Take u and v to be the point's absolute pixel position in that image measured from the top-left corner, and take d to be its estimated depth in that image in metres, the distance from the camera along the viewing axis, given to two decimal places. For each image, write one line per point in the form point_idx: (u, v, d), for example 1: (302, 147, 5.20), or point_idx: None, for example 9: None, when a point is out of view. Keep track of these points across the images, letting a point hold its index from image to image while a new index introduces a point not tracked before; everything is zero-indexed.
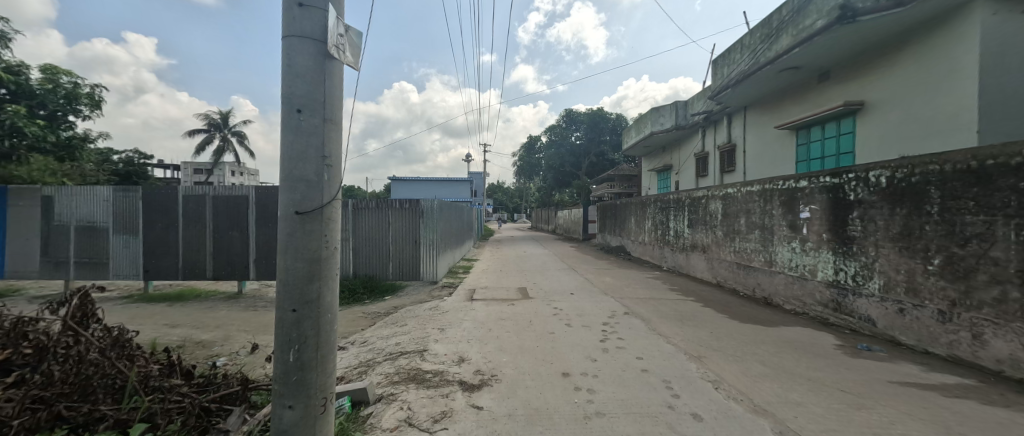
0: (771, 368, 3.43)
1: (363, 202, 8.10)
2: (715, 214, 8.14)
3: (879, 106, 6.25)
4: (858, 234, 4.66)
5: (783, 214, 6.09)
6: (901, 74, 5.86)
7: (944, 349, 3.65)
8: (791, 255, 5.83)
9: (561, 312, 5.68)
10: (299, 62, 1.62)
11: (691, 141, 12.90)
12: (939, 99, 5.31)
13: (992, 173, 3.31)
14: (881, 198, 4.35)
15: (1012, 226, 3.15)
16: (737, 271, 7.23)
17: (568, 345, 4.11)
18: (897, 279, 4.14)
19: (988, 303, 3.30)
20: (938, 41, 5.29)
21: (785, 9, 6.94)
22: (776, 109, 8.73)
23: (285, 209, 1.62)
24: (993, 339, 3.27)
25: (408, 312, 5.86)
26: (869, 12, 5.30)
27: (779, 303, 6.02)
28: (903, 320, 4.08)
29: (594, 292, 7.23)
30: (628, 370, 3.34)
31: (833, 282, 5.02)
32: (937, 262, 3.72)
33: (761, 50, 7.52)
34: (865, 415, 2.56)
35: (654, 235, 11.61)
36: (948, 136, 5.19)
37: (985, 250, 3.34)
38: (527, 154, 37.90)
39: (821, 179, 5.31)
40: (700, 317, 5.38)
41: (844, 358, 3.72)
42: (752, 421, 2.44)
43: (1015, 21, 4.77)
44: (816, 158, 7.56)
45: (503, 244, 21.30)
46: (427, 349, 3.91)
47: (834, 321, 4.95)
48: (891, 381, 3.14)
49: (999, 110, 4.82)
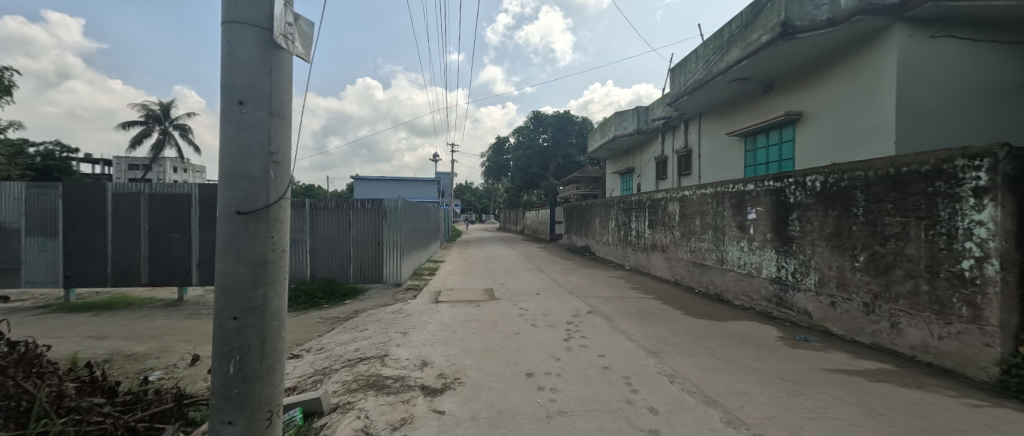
0: (722, 361, 3.64)
1: (322, 201, 7.73)
2: (673, 215, 8.53)
3: (815, 117, 6.82)
4: (798, 233, 5.05)
5: (733, 215, 6.48)
6: (833, 87, 6.42)
7: (868, 338, 4.04)
8: (740, 254, 6.22)
9: (527, 312, 5.71)
10: (241, 50, 1.51)
11: (652, 146, 13.46)
12: (864, 112, 5.87)
13: (907, 179, 3.70)
14: (816, 201, 4.75)
15: (923, 227, 3.53)
16: (693, 269, 7.61)
17: (532, 345, 4.13)
18: (830, 275, 4.53)
19: (903, 295, 3.69)
20: (864, 59, 5.85)
21: (734, 23, 7.42)
22: (727, 116, 9.29)
23: (225, 209, 1.50)
24: (908, 328, 3.65)
25: (369, 316, 5.65)
26: (807, 30, 5.80)
27: (730, 300, 6.40)
28: (835, 312, 4.46)
29: (559, 292, 7.34)
30: (590, 367, 3.41)
31: (776, 279, 5.41)
32: (863, 259, 4.11)
33: (714, 61, 7.98)
34: (802, 401, 2.77)
35: (617, 235, 11.98)
36: (871, 146, 5.76)
37: (900, 247, 3.73)
38: (495, 155, 38.02)
39: (765, 183, 5.71)
40: (658, 314, 5.60)
41: (786, 349, 4.02)
42: (704, 412, 2.56)
43: (927, 44, 5.36)
44: (762, 163, 8.13)
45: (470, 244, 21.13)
46: (389, 354, 3.78)
47: (777, 315, 5.34)
48: (825, 369, 3.43)
49: (915, 123, 5.39)
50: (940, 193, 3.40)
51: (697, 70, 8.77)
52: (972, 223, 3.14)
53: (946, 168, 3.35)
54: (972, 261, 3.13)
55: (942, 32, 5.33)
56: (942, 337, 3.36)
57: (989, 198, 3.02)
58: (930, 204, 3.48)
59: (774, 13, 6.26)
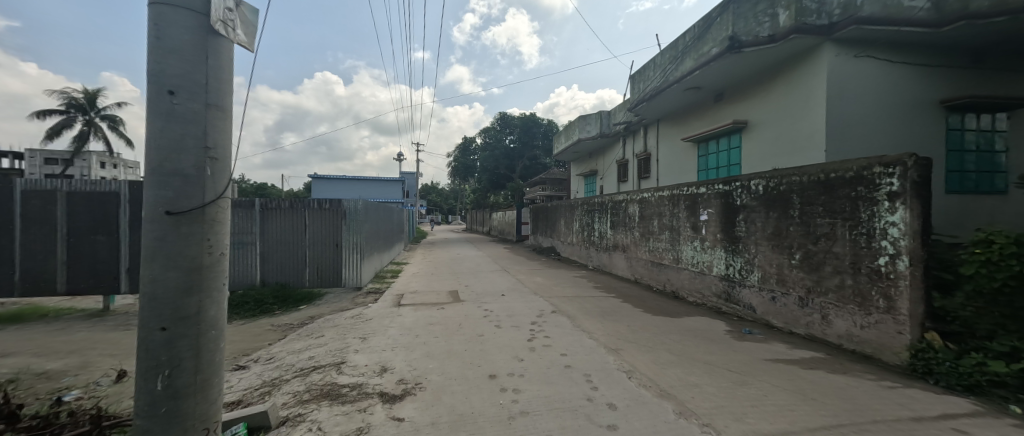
0: (676, 355, 3.82)
1: (275, 201, 7.28)
2: (633, 216, 8.85)
3: (758, 125, 7.36)
4: (743, 233, 5.41)
5: (687, 216, 6.83)
6: (774, 99, 6.96)
7: (803, 329, 4.40)
8: (693, 253, 6.57)
9: (492, 313, 5.69)
10: (170, 35, 1.40)
11: (613, 149, 13.92)
12: (800, 122, 6.41)
13: (835, 183, 4.07)
14: (759, 203, 5.12)
15: (847, 227, 3.91)
16: (651, 268, 7.94)
17: (496, 346, 4.12)
18: (771, 272, 4.89)
19: (832, 290, 4.06)
20: (800, 74, 6.38)
21: (688, 35, 7.84)
22: (682, 123, 9.78)
23: (152, 209, 1.38)
24: (836, 319, 4.02)
25: (326, 322, 5.38)
26: (751, 44, 6.26)
27: (685, 297, 6.75)
28: (775, 306, 4.83)
29: (525, 292, 7.38)
30: (553, 367, 3.46)
31: (725, 276, 5.76)
32: (799, 257, 4.48)
33: (670, 69, 8.38)
34: (746, 390, 2.97)
35: (581, 236, 12.27)
36: (806, 154, 6.30)
37: (829, 246, 4.10)
38: (461, 156, 37.70)
39: (715, 186, 6.08)
40: (619, 312, 5.79)
41: (733, 342, 4.29)
42: (659, 405, 2.67)
43: (850, 63, 5.95)
44: (713, 168, 8.64)
45: (436, 246, 20.76)
46: (346, 361, 3.62)
47: (726, 310, 5.69)
48: (767, 359, 3.69)
49: (842, 134, 5.96)
50: (861, 197, 3.78)
51: (654, 78, 9.18)
52: (887, 223, 3.52)
53: (866, 174, 3.73)
54: (887, 257, 3.50)
55: (863, 53, 5.94)
56: (863, 327, 3.72)
57: (899, 202, 3.40)
58: (853, 206, 3.86)
59: (722, 28, 6.69)
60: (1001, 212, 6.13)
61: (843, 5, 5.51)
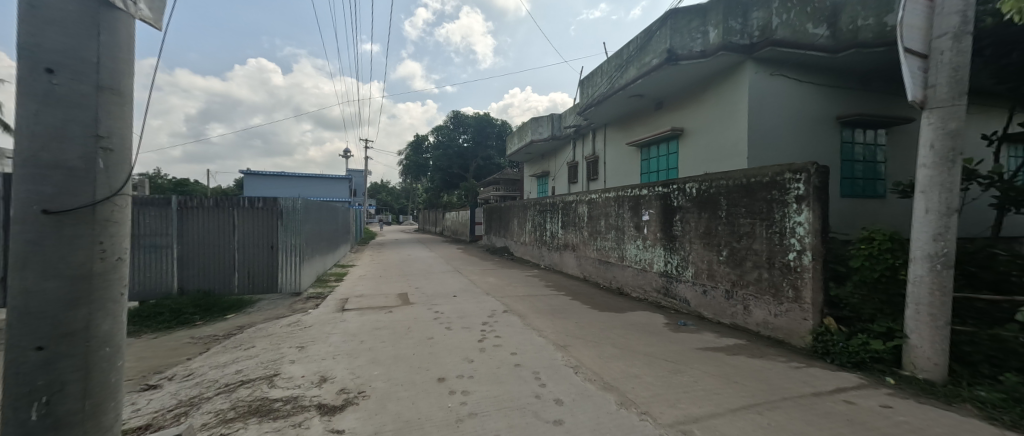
0: (619, 349, 4.02)
1: (195, 199, 6.48)
2: (582, 216, 9.16)
3: (692, 133, 7.97)
4: (680, 233, 5.82)
5: (631, 217, 7.21)
6: (706, 109, 7.57)
7: (729, 319, 4.84)
8: (636, 251, 6.95)
9: (443, 315, 5.57)
10: (49, 4, 1.27)
11: (564, 152, 14.32)
12: (727, 131, 7.04)
13: (754, 187, 4.53)
14: (693, 205, 5.54)
15: (764, 226, 4.37)
16: (599, 266, 8.28)
17: (445, 348, 4.04)
18: (703, 268, 5.32)
19: (751, 282, 4.51)
20: (727, 87, 7.03)
21: (632, 45, 8.26)
22: (627, 128, 10.30)
23: (20, 207, 1.24)
24: (755, 309, 4.46)
25: (258, 331, 4.93)
26: (686, 58, 6.75)
27: (629, 293, 7.11)
28: (706, 299, 5.25)
29: (477, 293, 7.33)
30: (503, 366, 3.47)
31: (663, 273, 6.16)
32: (725, 254, 4.92)
33: (615, 77, 8.78)
34: (680, 377, 3.20)
35: (533, 236, 12.49)
36: (731, 160, 6.94)
37: (750, 244, 4.55)
38: (413, 154, 36.69)
39: (655, 189, 6.48)
40: (568, 309, 5.96)
41: (669, 334, 4.60)
42: (603, 398, 2.79)
43: (767, 80, 6.66)
44: (654, 171, 9.21)
45: (386, 247, 19.88)
46: (280, 373, 3.34)
47: (664, 304, 6.09)
48: (698, 348, 4.00)
49: (760, 143, 6.65)
50: (775, 200, 4.24)
51: (601, 84, 9.57)
52: (794, 223, 3.98)
53: (779, 180, 4.19)
54: (795, 253, 3.97)
55: (777, 71, 6.68)
56: (776, 315, 4.18)
57: (804, 204, 3.87)
58: (769, 208, 4.32)
59: (661, 40, 7.09)
60: (882, 213, 7.22)
61: (761, 28, 6.17)
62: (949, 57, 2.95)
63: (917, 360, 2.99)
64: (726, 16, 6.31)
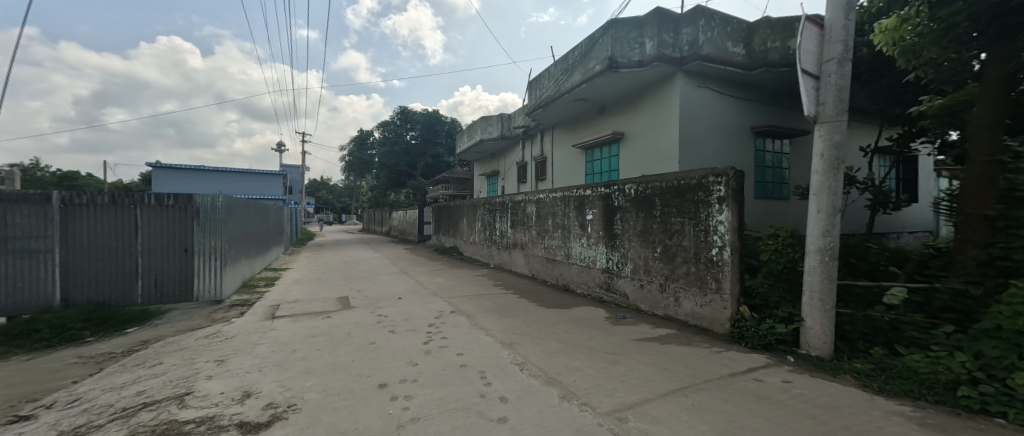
0: (563, 344, 4.15)
1: (85, 196, 5.60)
2: (531, 216, 9.30)
3: (631, 137, 8.46)
4: (620, 231, 6.14)
5: (576, 216, 7.47)
6: (643, 115, 8.07)
7: (662, 311, 5.21)
8: (581, 249, 7.21)
9: (387, 318, 5.35)
10: None
11: (514, 151, 14.45)
12: (662, 136, 7.56)
13: (684, 189, 4.92)
14: (632, 205, 5.88)
15: (692, 225, 4.77)
16: (547, 264, 8.48)
17: (388, 352, 3.89)
18: (640, 264, 5.67)
19: (682, 276, 4.90)
20: (661, 96, 7.56)
21: (577, 50, 8.54)
22: (573, 130, 10.65)
23: None
24: (685, 300, 4.85)
25: (168, 345, 4.36)
26: (626, 66, 7.11)
27: (575, 289, 7.36)
28: (643, 293, 5.60)
29: (424, 294, 7.13)
30: (448, 367, 3.42)
31: (606, 269, 6.46)
32: (660, 250, 5.29)
33: (561, 80, 9.03)
34: (618, 368, 3.38)
35: (482, 235, 12.45)
36: (665, 163, 7.46)
37: (680, 241, 4.94)
38: (357, 150, 34.95)
39: (598, 190, 6.78)
40: (515, 308, 6.02)
41: (610, 327, 4.85)
42: (546, 392, 2.86)
43: (695, 91, 7.28)
44: (598, 173, 9.63)
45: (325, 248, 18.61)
46: (193, 391, 2.98)
47: (606, 299, 6.39)
48: (635, 339, 4.26)
49: (689, 149, 7.24)
50: (701, 201, 4.64)
51: (548, 87, 9.79)
52: (717, 222, 4.40)
53: (704, 182, 4.60)
54: (717, 248, 4.38)
55: (703, 84, 7.33)
56: (702, 305, 4.59)
57: (725, 205, 4.28)
58: (696, 208, 4.72)
59: (604, 48, 7.42)
60: (787, 212, 8.25)
61: (689, 44, 6.73)
62: (835, 80, 3.44)
63: (811, 340, 3.45)
64: (660, 29, 6.79)
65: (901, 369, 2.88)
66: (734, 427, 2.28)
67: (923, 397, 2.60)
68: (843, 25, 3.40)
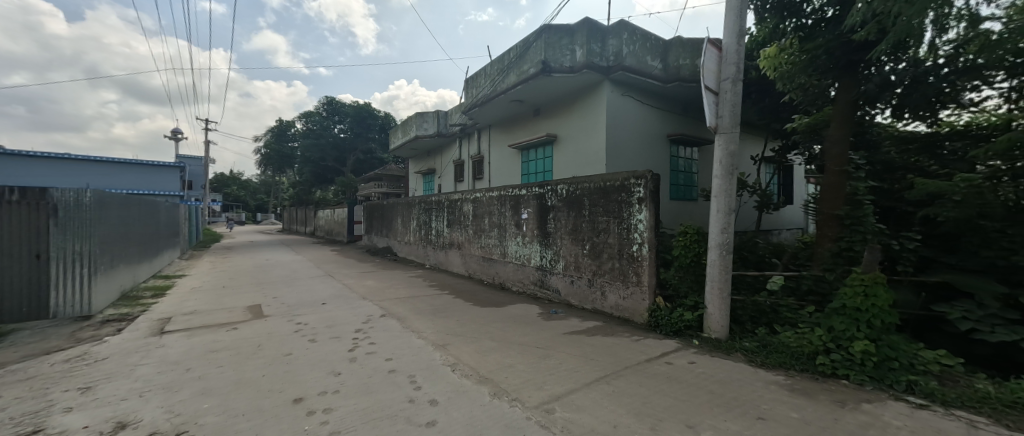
0: (497, 341, 4.19)
1: None
2: (467, 215, 9.22)
3: (563, 140, 8.81)
4: (553, 230, 6.36)
5: (511, 215, 7.58)
6: (575, 119, 8.46)
7: (591, 305, 5.51)
8: (517, 247, 7.34)
9: (306, 326, 4.92)
10: None
11: (450, 150, 14.22)
12: (591, 140, 8.00)
13: (609, 190, 5.25)
14: (564, 205, 6.13)
15: (616, 223, 5.12)
16: (483, 263, 8.49)
17: (307, 363, 3.58)
18: (571, 261, 5.94)
19: (607, 271, 5.23)
20: (590, 102, 7.99)
21: (512, 52, 8.67)
22: (509, 131, 10.79)
23: None
24: (610, 294, 5.19)
25: (9, 375, 3.52)
26: (558, 71, 7.37)
27: (510, 287, 7.48)
28: (573, 288, 5.87)
29: (351, 298, 6.70)
30: (375, 374, 3.25)
31: (539, 267, 6.66)
32: (588, 247, 5.59)
33: (497, 80, 9.09)
34: (548, 361, 3.51)
35: (417, 235, 12.07)
36: (594, 166, 7.90)
37: (606, 238, 5.27)
38: (277, 142, 31.81)
39: (532, 190, 6.94)
40: (450, 308, 5.92)
41: (542, 322, 5.01)
42: (477, 391, 2.86)
43: (619, 99, 7.82)
44: (533, 173, 9.87)
45: (237, 250, 16.56)
46: (43, 429, 2.44)
47: (540, 296, 6.60)
48: (565, 333, 4.46)
49: (615, 152, 7.77)
50: (624, 201, 5.00)
51: (484, 86, 9.79)
52: (637, 220, 4.79)
53: (626, 184, 4.96)
54: (637, 245, 4.78)
55: (627, 93, 7.90)
56: (624, 297, 4.95)
57: (644, 204, 4.68)
58: (619, 208, 5.07)
59: (537, 52, 7.61)
60: (696, 212, 9.26)
61: (614, 54, 7.20)
62: (729, 96, 3.94)
63: (712, 324, 3.92)
64: (589, 39, 7.17)
65: (778, 345, 3.40)
66: (648, 407, 2.50)
67: (793, 367, 3.10)
68: (736, 50, 3.91)
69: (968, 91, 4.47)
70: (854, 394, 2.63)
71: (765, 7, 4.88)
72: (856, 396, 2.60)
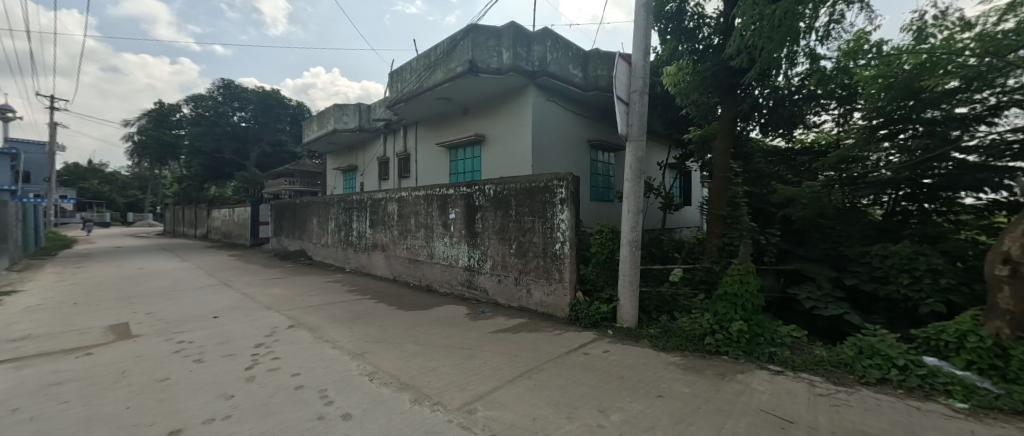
0: (420, 345, 4.06)
1: None
2: (391, 215, 8.79)
3: (490, 140, 8.88)
4: (480, 230, 6.36)
5: (438, 215, 7.40)
6: (502, 120, 8.58)
7: (517, 302, 5.63)
8: (444, 247, 7.19)
9: (192, 345, 4.24)
10: None
11: (374, 146, 13.42)
12: (517, 142, 8.18)
13: (535, 191, 5.41)
14: (491, 204, 6.16)
15: (541, 223, 5.31)
16: (409, 265, 8.16)
17: (190, 387, 3.09)
18: (498, 261, 6.00)
19: (532, 269, 5.40)
20: (517, 104, 8.17)
21: (439, 49, 8.49)
22: (437, 129, 10.55)
23: None
24: (535, 291, 5.36)
25: None
26: (486, 72, 7.36)
27: (437, 289, 7.31)
28: (501, 287, 5.94)
29: (253, 309, 5.94)
30: (277, 393, 2.92)
31: (467, 267, 6.61)
32: (515, 247, 5.70)
33: (423, 77, 8.82)
34: (473, 362, 3.49)
35: (336, 236, 11.17)
36: (521, 167, 8.10)
37: (531, 237, 5.43)
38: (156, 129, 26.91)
39: (459, 189, 6.86)
40: (371, 314, 5.57)
41: (469, 323, 4.98)
42: (396, 399, 2.74)
43: (544, 103, 8.13)
44: (461, 172, 9.78)
45: (99, 258, 13.63)
46: None
47: (468, 296, 6.56)
48: (492, 332, 4.49)
49: (541, 154, 8.05)
50: (547, 201, 5.20)
51: (410, 82, 9.42)
52: (559, 220, 5.03)
53: (550, 185, 5.17)
54: (560, 243, 5.01)
55: (550, 98, 8.24)
56: (548, 294, 5.16)
57: (565, 205, 4.93)
58: (544, 208, 5.27)
59: (464, 51, 7.53)
60: (613, 212, 10.01)
61: (539, 60, 7.52)
62: (638, 108, 4.33)
63: (624, 315, 4.28)
64: (515, 43, 7.34)
65: (676, 330, 3.83)
66: (565, 397, 2.64)
67: (687, 348, 3.52)
68: (643, 66, 4.31)
69: (814, 115, 5.57)
70: (731, 367, 3.09)
71: (666, 30, 5.46)
72: (733, 368, 3.06)
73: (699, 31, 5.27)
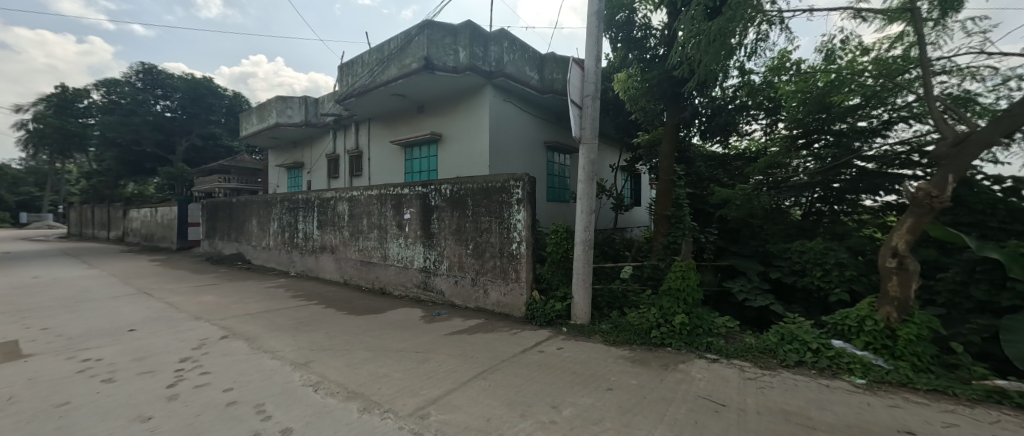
0: (371, 351, 3.90)
1: None
2: (341, 215, 8.36)
3: (447, 139, 8.74)
4: (437, 230, 6.24)
5: (392, 215, 7.16)
6: (459, 120, 8.49)
7: (474, 303, 5.60)
8: (398, 249, 6.97)
9: (101, 362, 3.75)
10: None
11: (322, 142, 12.68)
12: (474, 142, 8.14)
13: (491, 191, 5.41)
14: (448, 204, 6.06)
15: (497, 223, 5.32)
16: (361, 267, 7.82)
17: (98, 411, 2.73)
18: (455, 261, 5.92)
19: (489, 269, 5.40)
20: (474, 104, 8.13)
21: (393, 43, 8.22)
22: (391, 126, 10.20)
23: None
24: (492, 291, 5.36)
25: None
26: (441, 70, 7.24)
27: (391, 292, 7.07)
28: (457, 288, 5.87)
29: (179, 320, 5.36)
30: (206, 410, 2.67)
31: (423, 268, 6.46)
32: (472, 247, 5.65)
33: (376, 71, 8.49)
34: (427, 366, 3.41)
35: (278, 238, 10.43)
36: (478, 166, 8.07)
37: (488, 238, 5.42)
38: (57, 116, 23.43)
39: (414, 189, 6.68)
40: (318, 320, 5.26)
41: (424, 325, 4.86)
42: (343, 409, 2.61)
43: (501, 104, 8.15)
44: (416, 172, 9.54)
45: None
46: None
47: (423, 299, 6.41)
48: (447, 334, 4.42)
49: (498, 155, 8.07)
50: (504, 202, 5.23)
51: (362, 76, 9.03)
52: (516, 220, 5.07)
53: (507, 186, 5.19)
54: (516, 243, 5.06)
55: (507, 98, 8.27)
56: (505, 294, 5.19)
57: (522, 205, 4.99)
58: (500, 208, 5.28)
59: (419, 47, 7.34)
60: (568, 212, 10.26)
61: (496, 60, 7.53)
62: (590, 112, 4.48)
63: (578, 312, 4.41)
64: (471, 42, 7.31)
65: (625, 324, 4.01)
66: (519, 396, 2.67)
67: (635, 341, 3.70)
68: (594, 71, 4.45)
69: (746, 123, 6.11)
70: (673, 357, 3.30)
71: (616, 39, 5.72)
72: (675, 358, 3.27)
73: (647, 41, 5.58)
